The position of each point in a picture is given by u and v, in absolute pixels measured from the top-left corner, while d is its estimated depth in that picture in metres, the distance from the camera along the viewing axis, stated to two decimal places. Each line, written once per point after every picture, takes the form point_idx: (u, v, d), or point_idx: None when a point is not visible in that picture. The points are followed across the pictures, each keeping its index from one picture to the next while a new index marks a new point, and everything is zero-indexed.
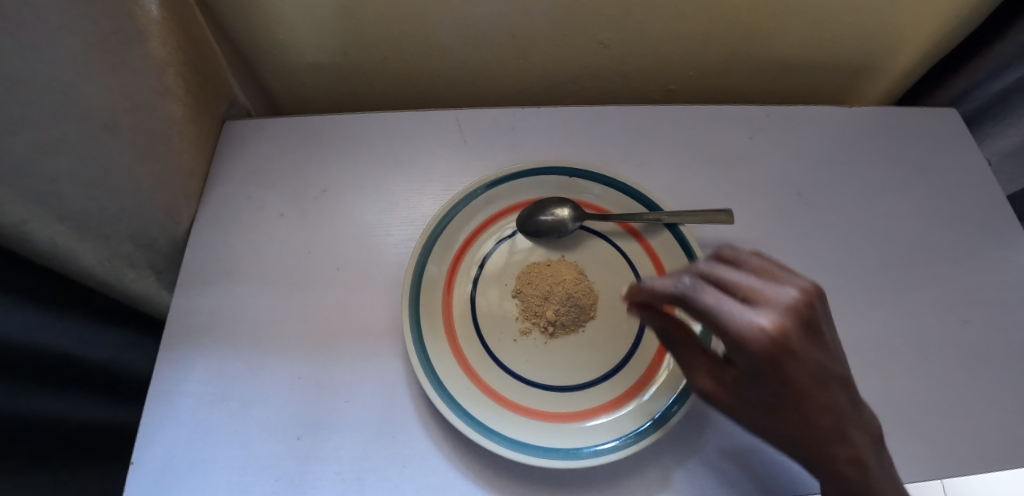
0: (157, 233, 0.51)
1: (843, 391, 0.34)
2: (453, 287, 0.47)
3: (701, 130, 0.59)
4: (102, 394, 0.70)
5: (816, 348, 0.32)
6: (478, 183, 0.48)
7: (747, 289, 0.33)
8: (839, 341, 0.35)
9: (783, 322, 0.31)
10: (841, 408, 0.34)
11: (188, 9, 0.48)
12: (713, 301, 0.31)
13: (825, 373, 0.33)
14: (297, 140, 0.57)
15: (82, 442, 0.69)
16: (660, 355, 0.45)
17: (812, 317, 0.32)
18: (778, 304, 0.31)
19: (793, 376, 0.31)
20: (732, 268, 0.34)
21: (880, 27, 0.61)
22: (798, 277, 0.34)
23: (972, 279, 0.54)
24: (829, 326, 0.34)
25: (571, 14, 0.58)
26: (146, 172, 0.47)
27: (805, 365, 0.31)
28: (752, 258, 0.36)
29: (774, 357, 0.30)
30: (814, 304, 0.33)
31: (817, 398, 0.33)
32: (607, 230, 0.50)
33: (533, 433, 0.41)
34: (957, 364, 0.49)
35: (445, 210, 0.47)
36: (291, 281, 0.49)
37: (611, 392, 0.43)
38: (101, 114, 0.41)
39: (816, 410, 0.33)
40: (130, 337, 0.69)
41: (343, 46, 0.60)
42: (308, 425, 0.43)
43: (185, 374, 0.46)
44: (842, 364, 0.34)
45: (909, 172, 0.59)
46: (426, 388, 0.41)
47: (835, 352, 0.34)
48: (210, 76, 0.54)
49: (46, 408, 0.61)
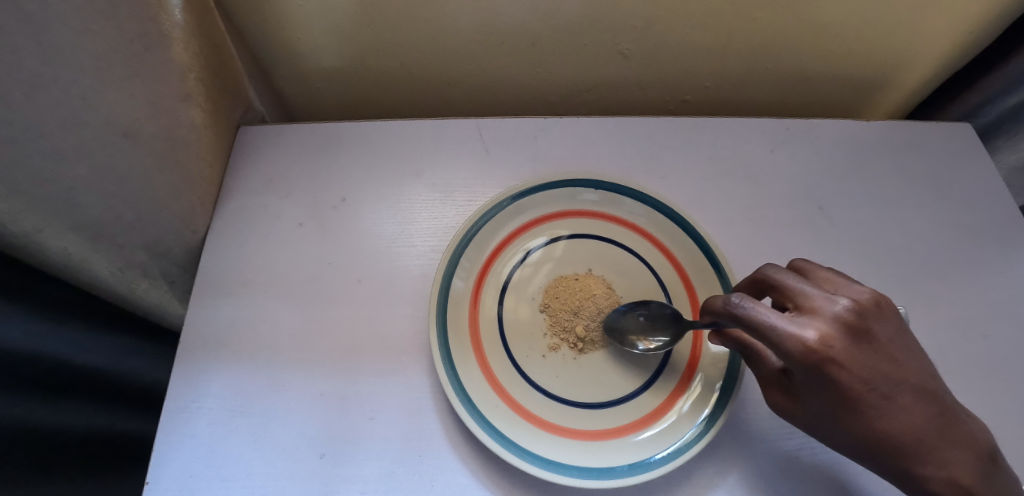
0: (172, 242, 0.50)
1: (920, 401, 0.36)
2: (479, 299, 0.46)
3: (723, 142, 0.59)
4: (106, 404, 0.68)
5: (867, 350, 0.35)
6: (505, 195, 0.48)
7: (801, 303, 0.36)
8: (912, 352, 0.37)
9: (822, 329, 0.34)
10: (916, 420, 0.36)
11: (208, 13, 0.47)
12: (754, 314, 0.34)
13: (886, 374, 0.35)
14: (315, 147, 0.56)
15: (86, 453, 0.66)
16: (690, 371, 0.44)
17: (862, 316, 0.35)
18: (828, 317, 0.35)
19: (849, 375, 0.34)
20: (784, 279, 0.37)
21: (898, 42, 0.62)
22: (855, 287, 0.37)
23: (993, 293, 0.54)
24: (899, 336, 0.37)
25: (593, 24, 0.58)
26: (164, 181, 0.45)
27: (857, 367, 0.34)
28: (817, 270, 0.39)
29: (821, 362, 0.33)
30: (865, 313, 0.36)
31: (883, 407, 0.35)
32: (634, 244, 0.50)
33: (565, 451, 0.41)
34: (980, 379, 0.50)
35: (471, 222, 0.46)
36: (312, 293, 0.48)
37: (642, 408, 0.43)
38: (121, 120, 0.39)
39: (884, 419, 0.35)
40: (135, 346, 0.67)
41: (361, 51, 0.59)
42: (332, 442, 0.42)
43: (203, 389, 0.44)
44: (916, 373, 0.36)
45: (927, 186, 0.60)
46: (456, 406, 0.40)
47: (907, 362, 0.37)
48: (227, 81, 0.53)
49: (51, 420, 0.59)
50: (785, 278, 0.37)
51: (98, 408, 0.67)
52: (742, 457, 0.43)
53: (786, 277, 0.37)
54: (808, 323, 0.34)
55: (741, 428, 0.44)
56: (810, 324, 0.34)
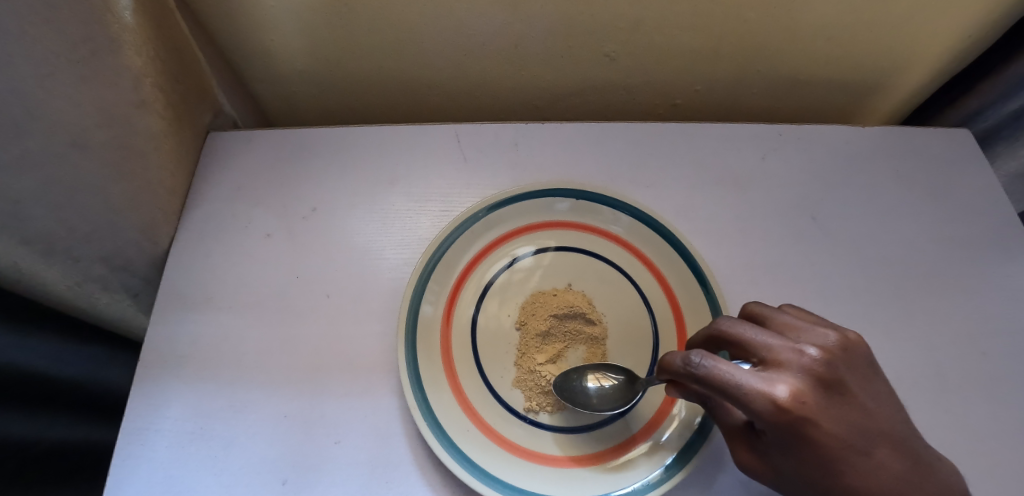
0: (133, 254, 0.48)
1: (897, 452, 0.35)
2: (452, 318, 0.44)
3: (712, 148, 0.57)
4: (79, 415, 0.66)
5: (840, 403, 0.33)
6: (480, 206, 0.45)
7: (766, 354, 0.34)
8: (883, 400, 0.36)
9: (793, 384, 0.32)
10: (895, 473, 0.34)
11: (168, 14, 0.45)
12: (719, 374, 0.32)
13: (860, 428, 0.34)
14: (285, 154, 0.53)
15: (61, 467, 0.64)
16: (673, 395, 0.43)
17: (833, 367, 0.34)
18: (796, 368, 0.33)
19: (824, 432, 0.32)
20: (746, 331, 0.35)
21: (894, 45, 0.59)
22: (819, 332, 0.36)
23: (992, 307, 0.52)
24: (867, 382, 0.35)
25: (577, 24, 0.55)
26: (121, 191, 0.43)
27: (830, 422, 0.33)
28: (777, 317, 0.38)
29: (794, 420, 0.32)
30: (835, 361, 0.34)
31: (862, 463, 0.34)
32: (613, 256, 0.48)
33: (540, 480, 0.39)
34: (975, 397, 0.48)
35: (439, 240, 0.44)
36: (278, 309, 0.46)
37: (621, 434, 0.42)
38: (67, 129, 0.37)
39: (865, 476, 0.34)
40: (108, 356, 0.65)
41: (335, 53, 0.57)
42: (295, 468, 0.40)
43: (161, 410, 0.42)
44: (889, 422, 0.35)
45: (924, 195, 0.57)
46: (425, 434, 0.38)
47: (880, 411, 0.35)
48: (193, 85, 0.50)
49: (17, 433, 0.57)
50: (743, 328, 0.35)
51: (73, 419, 0.65)
52: (723, 484, 0.42)
53: (743, 327, 0.36)
54: (776, 377, 0.32)
55: (723, 455, 0.42)
56: (778, 379, 0.32)
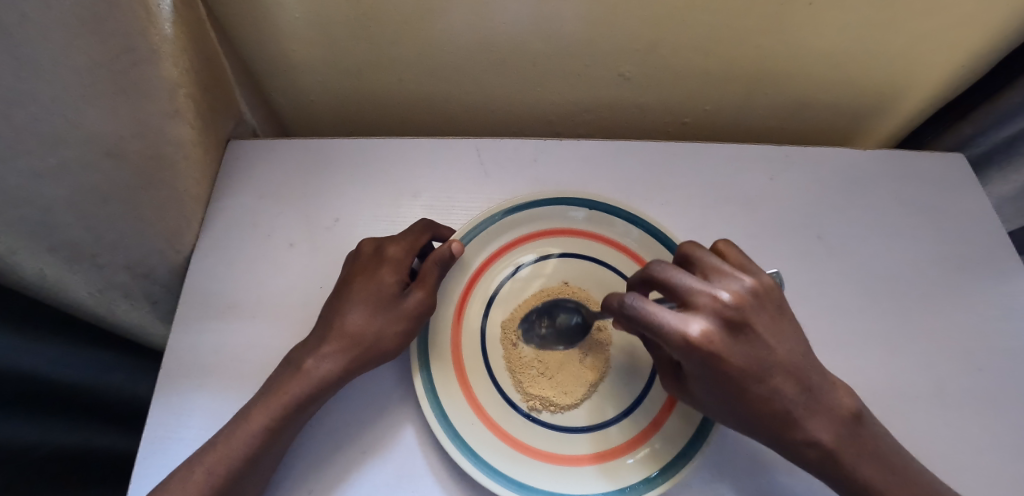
0: (155, 262, 0.48)
1: (791, 379, 0.37)
2: (462, 318, 0.46)
3: (723, 168, 0.59)
4: (100, 422, 0.66)
5: (740, 339, 0.36)
6: (497, 209, 0.47)
7: (687, 297, 0.36)
8: (785, 336, 0.38)
9: (705, 324, 0.35)
10: (788, 396, 0.37)
11: (199, 23, 0.45)
12: (644, 315, 0.35)
13: (758, 359, 0.36)
14: (308, 164, 0.54)
15: (81, 474, 0.65)
16: (672, 401, 0.44)
17: (738, 310, 0.36)
18: (709, 310, 0.35)
19: (728, 363, 0.35)
20: (671, 272, 0.37)
21: (895, 73, 0.62)
22: (738, 279, 0.38)
23: (988, 325, 0.54)
24: (773, 321, 0.37)
25: (595, 45, 0.57)
26: (149, 200, 0.44)
27: (733, 355, 0.35)
28: (706, 260, 0.39)
29: (705, 354, 0.35)
30: (743, 304, 0.37)
31: (756, 388, 0.36)
32: (626, 269, 0.48)
33: (537, 474, 0.41)
34: (974, 412, 0.50)
35: (458, 239, 0.45)
36: (300, 317, 0.47)
37: (630, 431, 0.43)
38: (101, 139, 0.37)
39: (759, 399, 0.37)
40: (130, 364, 0.65)
41: (356, 65, 0.58)
42: (317, 475, 0.41)
43: (184, 417, 0.43)
44: (787, 354, 0.37)
45: (923, 217, 0.60)
46: (435, 429, 0.40)
47: (779, 345, 0.37)
48: (219, 95, 0.51)
49: (40, 438, 0.57)
50: (672, 272, 0.38)
51: (92, 426, 0.65)
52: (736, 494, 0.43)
53: (673, 272, 0.38)
54: (692, 316, 0.35)
55: (735, 469, 0.44)
56: (694, 318, 0.35)
